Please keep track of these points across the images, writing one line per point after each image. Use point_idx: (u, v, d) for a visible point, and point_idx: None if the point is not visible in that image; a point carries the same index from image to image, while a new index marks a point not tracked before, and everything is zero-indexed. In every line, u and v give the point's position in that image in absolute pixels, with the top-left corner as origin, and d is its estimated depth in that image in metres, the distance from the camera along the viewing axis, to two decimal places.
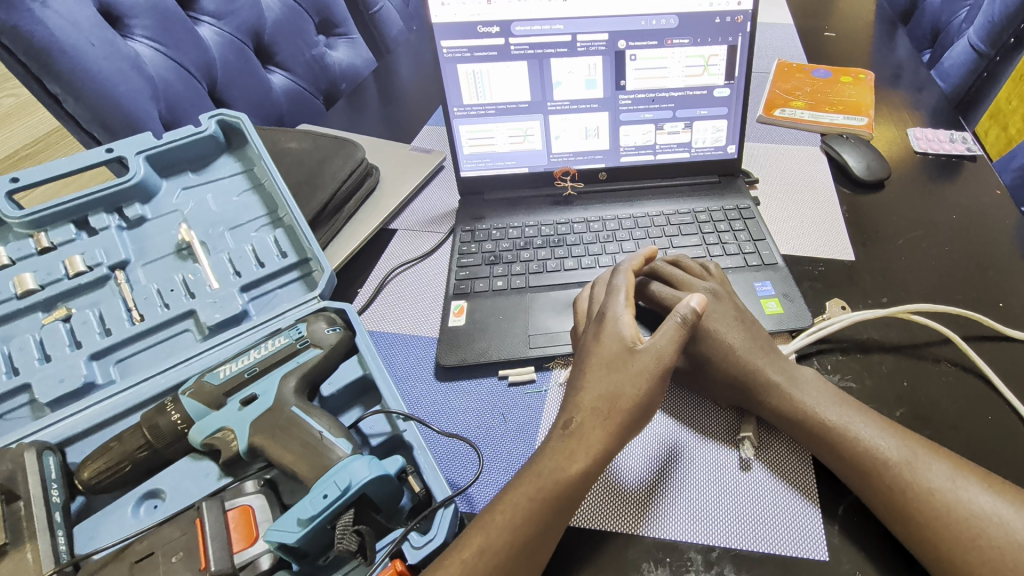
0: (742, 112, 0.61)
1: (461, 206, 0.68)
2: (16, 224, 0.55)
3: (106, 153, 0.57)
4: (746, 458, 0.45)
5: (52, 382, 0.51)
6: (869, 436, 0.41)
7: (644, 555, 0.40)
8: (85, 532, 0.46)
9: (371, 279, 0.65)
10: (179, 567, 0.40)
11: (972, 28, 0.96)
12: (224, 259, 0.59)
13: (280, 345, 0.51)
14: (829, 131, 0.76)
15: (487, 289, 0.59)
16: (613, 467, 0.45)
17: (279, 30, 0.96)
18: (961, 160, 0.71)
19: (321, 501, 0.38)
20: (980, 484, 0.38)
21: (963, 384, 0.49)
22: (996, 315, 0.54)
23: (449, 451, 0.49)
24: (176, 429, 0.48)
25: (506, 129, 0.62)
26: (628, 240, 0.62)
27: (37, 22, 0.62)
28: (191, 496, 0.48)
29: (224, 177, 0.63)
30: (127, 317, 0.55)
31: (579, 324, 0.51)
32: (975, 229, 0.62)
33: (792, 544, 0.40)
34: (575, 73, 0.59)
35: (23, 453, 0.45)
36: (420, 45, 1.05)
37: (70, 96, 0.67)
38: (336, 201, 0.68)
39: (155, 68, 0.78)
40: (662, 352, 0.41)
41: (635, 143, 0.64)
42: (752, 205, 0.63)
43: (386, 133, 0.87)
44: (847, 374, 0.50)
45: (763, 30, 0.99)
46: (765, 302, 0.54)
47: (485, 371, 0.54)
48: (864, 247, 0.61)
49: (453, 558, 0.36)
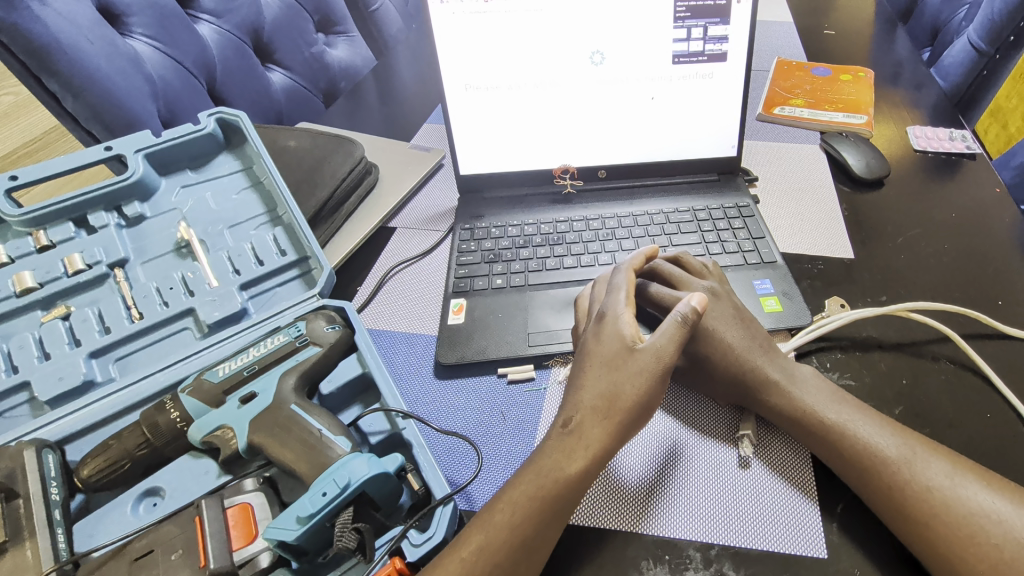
0: (743, 110, 0.61)
1: (461, 205, 0.67)
2: (16, 223, 0.54)
3: (105, 151, 0.57)
4: (746, 457, 0.45)
5: (52, 381, 0.51)
6: (867, 434, 0.41)
7: (644, 553, 0.40)
8: (85, 530, 0.46)
9: (371, 277, 0.65)
10: (179, 564, 0.40)
11: (972, 26, 0.96)
12: (224, 257, 0.59)
13: (280, 343, 0.52)
14: (830, 129, 0.76)
15: (487, 287, 0.59)
16: (613, 466, 0.45)
17: (279, 28, 0.96)
18: (961, 159, 0.71)
19: (320, 499, 0.38)
20: (978, 481, 0.38)
21: (963, 383, 0.49)
22: (996, 313, 0.54)
23: (449, 449, 0.49)
24: (175, 427, 0.48)
25: (506, 128, 0.62)
26: (627, 238, 0.62)
27: (36, 20, 0.62)
28: (191, 494, 0.48)
29: (223, 176, 0.63)
30: (127, 315, 0.55)
31: (580, 322, 0.51)
32: (974, 227, 0.62)
33: (790, 543, 0.40)
34: (574, 70, 0.59)
35: (23, 451, 0.45)
36: (419, 43, 1.05)
37: (69, 95, 0.67)
38: (336, 200, 0.68)
39: (155, 67, 0.78)
40: (662, 351, 0.41)
41: (634, 142, 0.63)
42: (751, 204, 0.63)
43: (386, 131, 0.87)
44: (846, 373, 0.50)
45: (763, 28, 0.99)
46: (764, 300, 0.54)
47: (484, 370, 0.54)
48: (864, 245, 0.61)
49: (452, 556, 0.36)
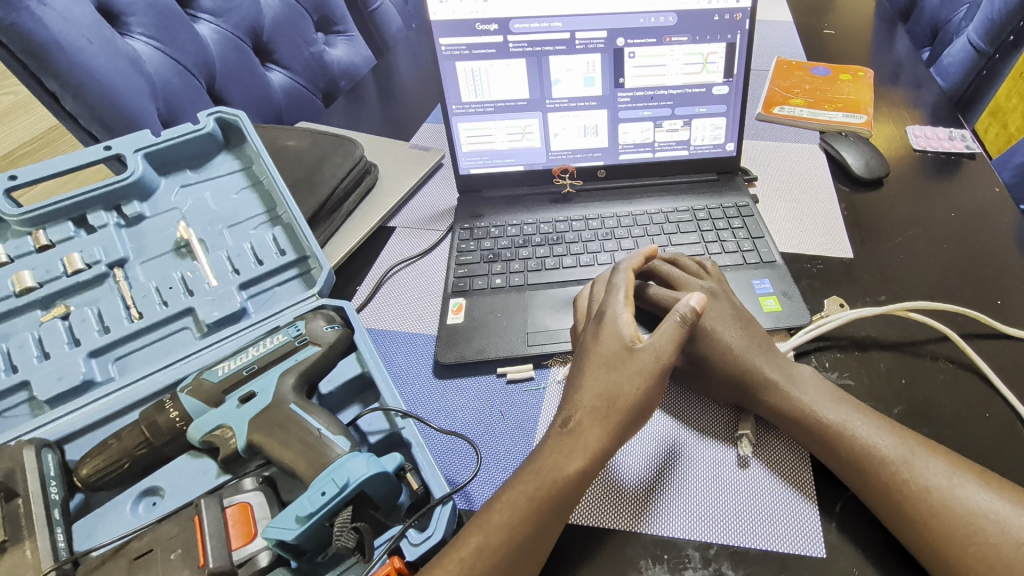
0: (742, 108, 0.61)
1: (461, 204, 0.67)
2: (15, 222, 0.55)
3: (104, 151, 0.57)
4: (744, 456, 0.45)
5: (51, 380, 0.51)
6: (865, 434, 0.41)
7: (643, 552, 0.41)
8: (85, 529, 0.46)
9: (371, 277, 0.65)
10: (178, 564, 0.40)
11: (972, 25, 0.96)
12: (224, 256, 0.59)
13: (280, 342, 0.52)
14: (829, 128, 0.76)
15: (486, 287, 0.59)
16: (612, 466, 0.45)
17: (279, 27, 0.96)
18: (960, 158, 0.71)
19: (319, 498, 0.38)
20: (977, 481, 0.38)
21: (962, 382, 0.49)
22: (995, 313, 0.54)
23: (448, 448, 0.49)
24: (174, 427, 0.48)
25: (504, 126, 0.62)
26: (626, 238, 0.62)
27: (35, 19, 0.62)
28: (190, 494, 0.48)
29: (223, 175, 0.63)
30: (126, 314, 0.55)
31: (579, 322, 0.51)
32: (973, 227, 0.62)
33: (793, 541, 0.40)
34: (573, 70, 0.59)
35: (23, 450, 0.45)
36: (418, 43, 1.05)
37: (69, 95, 0.67)
38: (335, 199, 0.68)
39: (154, 66, 0.78)
40: (662, 351, 0.41)
41: (634, 141, 0.64)
42: (751, 204, 0.63)
43: (385, 131, 0.87)
44: (845, 371, 0.50)
45: (762, 27, 0.99)
46: (763, 299, 0.54)
47: (484, 369, 0.54)
48: (863, 244, 0.61)
49: (451, 556, 0.36)
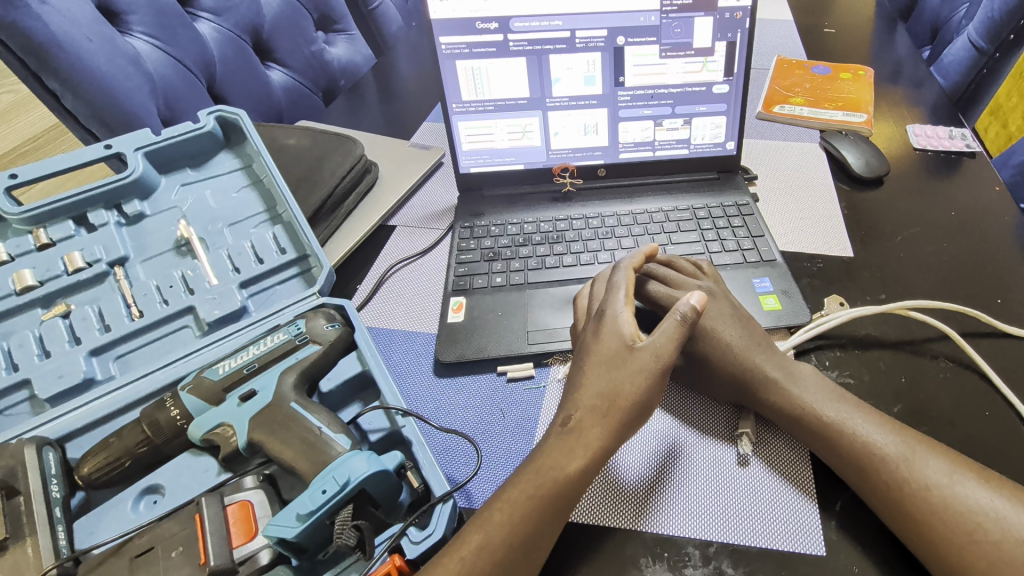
0: (742, 106, 0.61)
1: (461, 202, 0.67)
2: (16, 220, 0.55)
3: (105, 149, 0.57)
4: (745, 454, 0.45)
5: (52, 378, 0.51)
6: (866, 432, 0.41)
7: (643, 551, 0.41)
8: (85, 528, 0.46)
9: (371, 275, 0.65)
10: (179, 561, 0.40)
11: (972, 24, 0.96)
12: (224, 255, 0.59)
13: (280, 341, 0.52)
14: (829, 127, 0.76)
15: (487, 285, 0.59)
16: (612, 464, 0.45)
17: (278, 25, 0.96)
18: (961, 156, 0.71)
19: (320, 496, 0.39)
20: (977, 479, 0.38)
21: (962, 381, 0.49)
22: (995, 312, 0.54)
23: (449, 447, 0.49)
24: (176, 425, 0.48)
25: (504, 125, 0.62)
26: (626, 237, 0.62)
27: (35, 17, 0.62)
28: (190, 492, 0.48)
29: (223, 174, 0.63)
30: (127, 313, 0.55)
31: (579, 321, 0.51)
32: (974, 225, 0.62)
33: (793, 540, 0.40)
34: (573, 68, 0.59)
35: (23, 448, 0.45)
36: (418, 41, 1.05)
37: (69, 92, 0.67)
38: (335, 198, 0.68)
39: (154, 65, 0.78)
40: (661, 350, 0.41)
41: (634, 139, 0.63)
42: (751, 202, 0.63)
43: (385, 130, 0.86)
44: (845, 370, 0.50)
45: (762, 26, 0.99)
46: (763, 298, 0.54)
47: (484, 368, 0.54)
48: (863, 243, 0.61)
49: (451, 555, 0.36)
